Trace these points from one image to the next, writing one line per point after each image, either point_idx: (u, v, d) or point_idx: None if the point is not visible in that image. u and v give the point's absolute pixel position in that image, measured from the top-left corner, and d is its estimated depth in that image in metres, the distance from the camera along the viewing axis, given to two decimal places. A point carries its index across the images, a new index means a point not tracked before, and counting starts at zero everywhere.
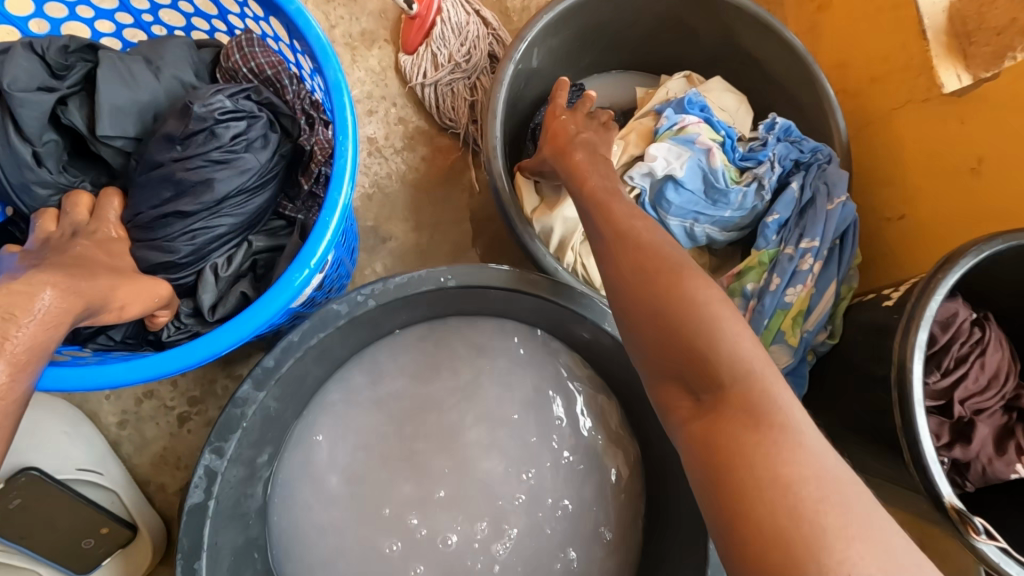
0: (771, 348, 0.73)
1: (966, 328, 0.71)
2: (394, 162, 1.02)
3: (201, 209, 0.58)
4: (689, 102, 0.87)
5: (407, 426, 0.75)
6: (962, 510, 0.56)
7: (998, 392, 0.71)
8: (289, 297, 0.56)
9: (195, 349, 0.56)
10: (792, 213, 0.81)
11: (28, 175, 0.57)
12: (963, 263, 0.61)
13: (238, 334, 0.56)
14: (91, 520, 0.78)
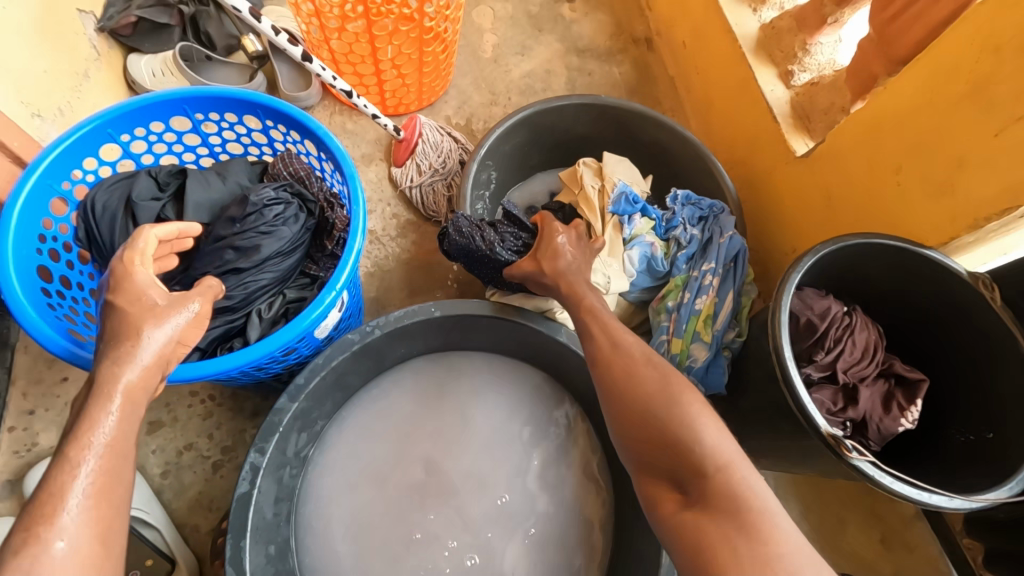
0: (691, 346, 0.94)
1: (838, 316, 0.92)
2: (390, 247, 1.28)
3: (252, 266, 0.78)
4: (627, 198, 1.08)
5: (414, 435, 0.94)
6: (836, 435, 0.73)
7: (872, 363, 0.90)
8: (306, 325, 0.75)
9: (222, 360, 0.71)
10: (697, 249, 1.04)
11: (135, 255, 0.78)
12: (804, 263, 0.86)
13: (265, 349, 0.73)
14: (137, 554, 0.91)
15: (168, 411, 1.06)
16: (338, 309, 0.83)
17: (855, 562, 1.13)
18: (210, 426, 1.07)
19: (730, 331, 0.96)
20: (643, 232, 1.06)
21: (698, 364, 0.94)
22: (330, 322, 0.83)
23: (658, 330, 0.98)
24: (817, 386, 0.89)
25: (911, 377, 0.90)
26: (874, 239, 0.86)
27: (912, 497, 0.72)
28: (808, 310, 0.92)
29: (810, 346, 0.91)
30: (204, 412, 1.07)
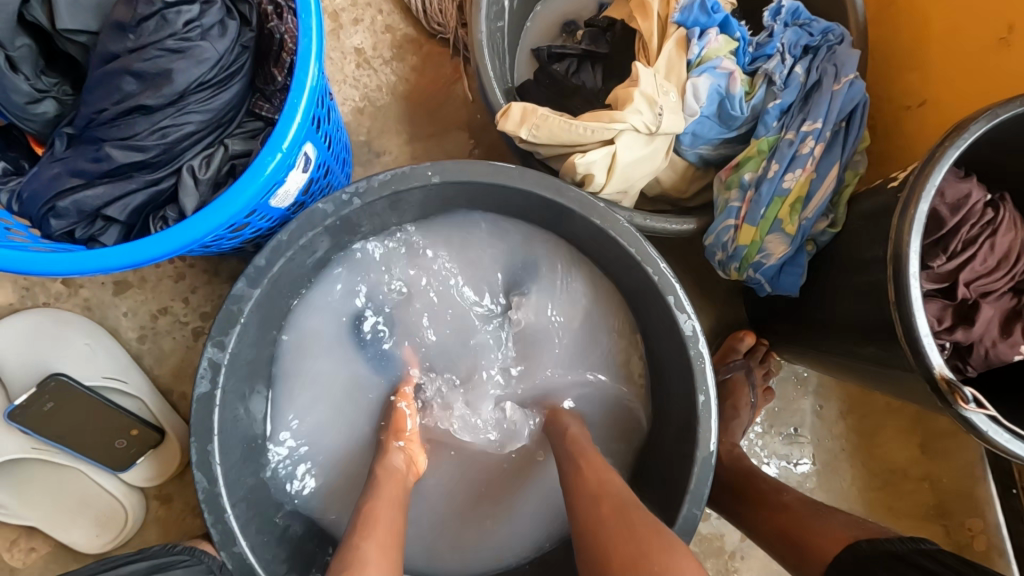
0: (767, 238, 0.72)
1: (978, 209, 0.68)
2: (383, 73, 0.99)
3: (166, 102, 0.54)
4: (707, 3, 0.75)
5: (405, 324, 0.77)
6: (951, 379, 0.56)
7: (1007, 273, 0.68)
8: (257, 191, 0.55)
9: (137, 247, 0.53)
10: (796, 98, 0.75)
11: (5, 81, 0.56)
12: (970, 132, 0.58)
13: (196, 232, 0.54)
14: (118, 425, 0.84)
15: (134, 270, 0.92)
16: (301, 170, 0.62)
17: (886, 465, 1.05)
18: (185, 289, 0.94)
19: (820, 220, 0.73)
20: (720, 54, 0.75)
21: (770, 261, 0.73)
22: (293, 187, 0.62)
23: (723, 213, 0.75)
24: (924, 299, 0.69)
25: None
26: None
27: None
28: (937, 199, 0.68)
29: (928, 248, 0.69)
30: (175, 274, 0.93)
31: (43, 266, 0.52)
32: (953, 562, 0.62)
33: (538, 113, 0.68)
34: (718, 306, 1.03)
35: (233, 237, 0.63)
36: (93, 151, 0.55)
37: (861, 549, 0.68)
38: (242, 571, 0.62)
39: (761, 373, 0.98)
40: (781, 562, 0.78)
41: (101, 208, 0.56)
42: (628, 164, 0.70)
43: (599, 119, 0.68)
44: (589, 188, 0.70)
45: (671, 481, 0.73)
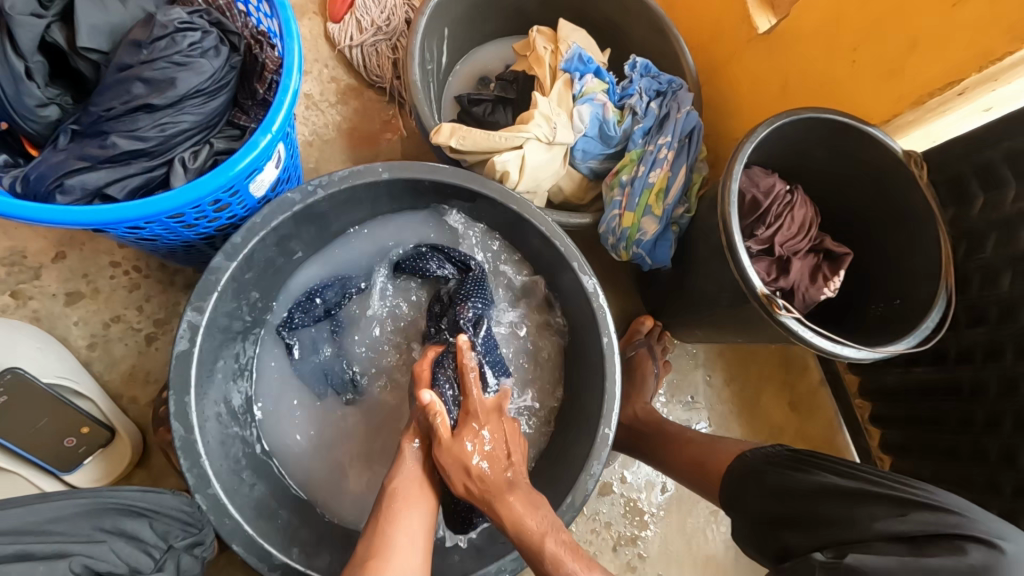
0: (642, 220, 0.95)
1: (781, 194, 0.96)
2: (329, 114, 1.17)
3: (168, 103, 0.68)
4: (583, 59, 1.03)
5: (366, 321, 0.93)
6: (769, 295, 0.79)
7: (806, 237, 0.95)
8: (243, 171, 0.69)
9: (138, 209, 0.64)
10: (654, 123, 1.02)
11: (21, 86, 0.67)
12: (758, 134, 0.86)
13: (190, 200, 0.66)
14: (69, 421, 0.86)
15: (88, 282, 0.98)
16: (275, 164, 0.76)
17: (765, 422, 1.27)
18: (139, 298, 1.00)
19: (679, 207, 0.97)
20: (596, 91, 1.02)
21: (647, 238, 0.96)
22: (267, 178, 0.76)
23: (611, 205, 0.98)
24: (755, 259, 0.94)
25: (838, 251, 0.96)
26: (826, 114, 0.87)
27: (828, 350, 0.80)
28: (754, 188, 0.95)
29: (753, 222, 0.95)
30: (130, 284, 0.99)
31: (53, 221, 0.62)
32: (807, 454, 0.80)
33: (464, 128, 0.89)
34: (620, 298, 1.25)
35: (210, 218, 0.75)
36: (99, 141, 0.67)
37: (749, 463, 0.84)
38: (216, 511, 0.68)
39: (659, 348, 1.18)
40: (700, 493, 0.92)
41: (103, 187, 0.67)
42: (535, 164, 0.92)
43: (511, 131, 0.90)
44: (506, 184, 0.91)
45: (590, 416, 0.88)
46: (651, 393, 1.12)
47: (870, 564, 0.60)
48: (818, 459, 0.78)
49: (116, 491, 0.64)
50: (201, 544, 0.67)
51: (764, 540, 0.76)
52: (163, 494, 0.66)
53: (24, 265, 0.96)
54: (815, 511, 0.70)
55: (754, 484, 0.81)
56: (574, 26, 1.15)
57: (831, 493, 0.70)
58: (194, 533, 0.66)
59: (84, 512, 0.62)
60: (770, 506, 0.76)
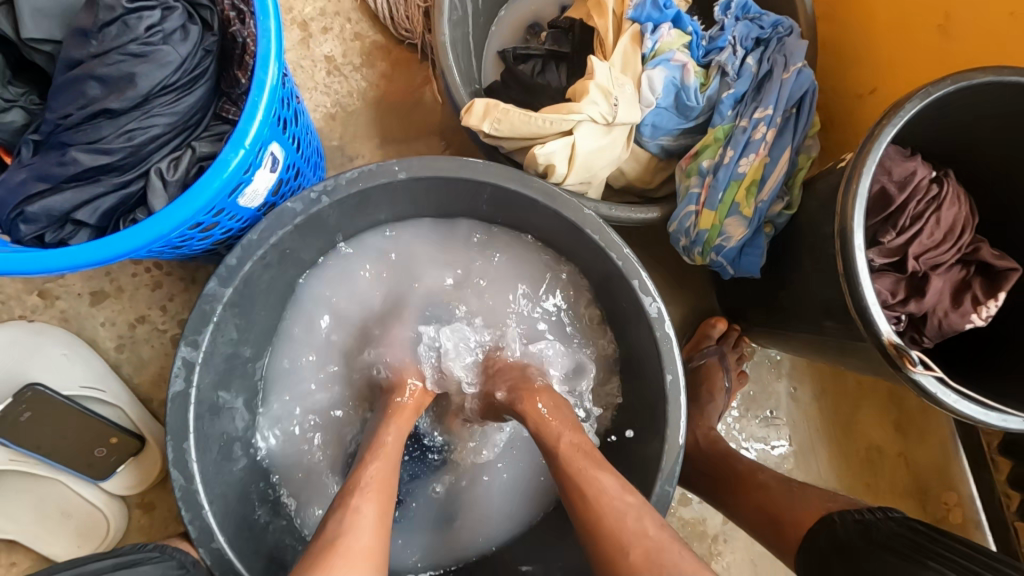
0: (726, 221, 0.75)
1: (923, 185, 0.71)
2: (354, 79, 1.01)
3: (131, 105, 0.56)
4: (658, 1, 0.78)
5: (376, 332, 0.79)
6: (899, 345, 0.58)
7: (954, 246, 0.71)
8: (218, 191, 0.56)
9: (103, 245, 0.54)
10: (750, 87, 0.78)
11: None
12: (907, 111, 0.61)
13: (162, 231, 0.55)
14: (97, 432, 0.84)
15: (110, 280, 0.93)
16: (268, 170, 0.63)
17: (862, 443, 1.07)
18: (162, 297, 0.94)
19: (777, 202, 0.75)
20: (674, 47, 0.78)
21: (731, 244, 0.76)
22: (260, 186, 0.64)
23: (684, 199, 0.77)
24: (877, 274, 0.72)
25: (1000, 265, 0.71)
26: (1009, 77, 0.61)
27: (977, 418, 0.59)
28: (884, 176, 0.72)
29: (878, 224, 0.72)
30: (151, 282, 0.93)
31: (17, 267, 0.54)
32: (921, 535, 0.65)
33: (500, 107, 0.71)
34: (689, 294, 1.05)
35: (199, 238, 0.64)
36: (59, 156, 0.56)
37: (837, 534, 0.69)
38: (220, 567, 0.62)
39: (734, 358, 1.00)
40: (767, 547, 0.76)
41: (71, 210, 0.57)
42: (588, 155, 0.72)
43: (557, 111, 0.71)
44: (552, 178, 0.72)
45: (643, 461, 0.74)
46: (721, 413, 0.96)
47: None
48: (937, 546, 0.63)
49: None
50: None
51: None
52: (129, 571, 0.63)
53: None
54: None
55: (841, 558, 0.66)
56: None
57: None
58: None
59: None
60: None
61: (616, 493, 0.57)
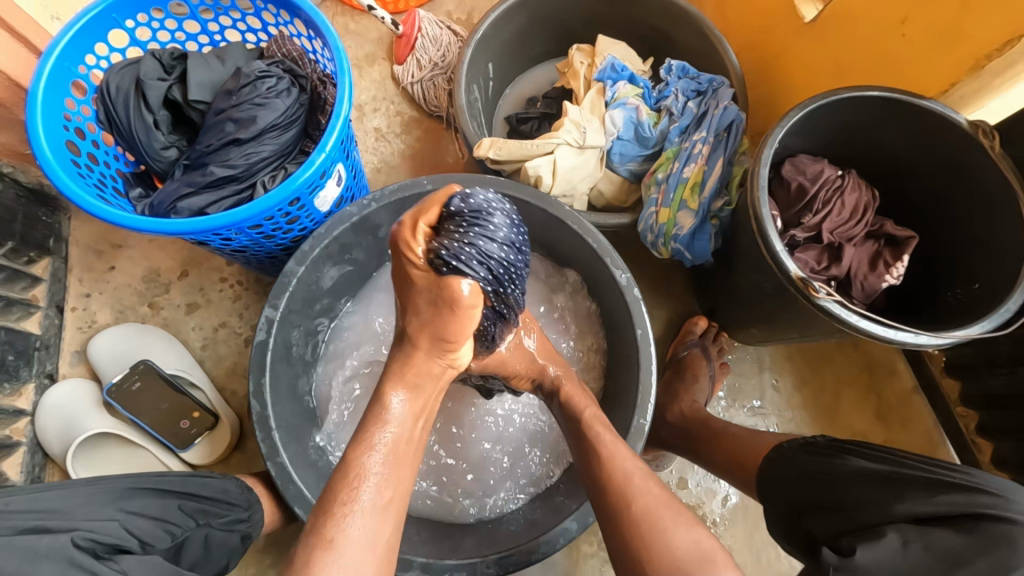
0: (678, 215, 0.96)
1: (830, 179, 0.92)
2: (395, 143, 1.32)
3: (251, 136, 0.84)
4: (616, 67, 1.07)
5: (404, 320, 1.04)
6: (804, 278, 0.76)
7: (861, 223, 0.90)
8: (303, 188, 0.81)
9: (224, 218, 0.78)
10: (691, 121, 1.03)
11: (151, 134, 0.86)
12: (790, 118, 0.84)
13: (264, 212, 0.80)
14: (184, 406, 1.04)
15: (203, 294, 1.18)
16: (335, 182, 0.90)
17: (846, 432, 1.17)
18: (241, 307, 1.18)
19: (718, 200, 0.96)
20: (629, 95, 1.05)
21: (684, 232, 0.96)
22: (329, 193, 0.89)
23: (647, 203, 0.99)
24: (803, 248, 0.90)
25: (901, 235, 0.89)
26: (867, 92, 0.84)
27: (879, 335, 0.74)
28: (800, 175, 0.92)
29: (799, 210, 0.92)
30: (234, 295, 1.18)
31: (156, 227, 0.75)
32: (846, 439, 0.72)
33: (502, 139, 0.96)
34: (672, 299, 1.24)
35: (284, 229, 0.89)
36: (201, 171, 0.84)
37: (782, 452, 0.77)
38: (282, 477, 0.79)
39: (715, 350, 1.15)
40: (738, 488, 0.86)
41: (204, 207, 0.83)
42: (567, 169, 0.97)
43: (542, 138, 0.97)
44: (540, 187, 0.97)
45: (625, 408, 0.89)
46: (705, 394, 1.09)
47: (877, 561, 0.55)
48: (857, 444, 0.70)
49: (156, 477, 0.79)
50: (242, 520, 0.83)
51: (793, 530, 0.72)
52: (200, 479, 0.82)
53: (159, 281, 1.18)
54: (845, 498, 0.64)
55: (784, 470, 0.75)
56: (613, 40, 1.20)
57: (869, 479, 0.64)
58: (232, 510, 0.82)
59: (119, 496, 0.75)
60: (802, 497, 0.70)
61: (625, 458, 0.70)
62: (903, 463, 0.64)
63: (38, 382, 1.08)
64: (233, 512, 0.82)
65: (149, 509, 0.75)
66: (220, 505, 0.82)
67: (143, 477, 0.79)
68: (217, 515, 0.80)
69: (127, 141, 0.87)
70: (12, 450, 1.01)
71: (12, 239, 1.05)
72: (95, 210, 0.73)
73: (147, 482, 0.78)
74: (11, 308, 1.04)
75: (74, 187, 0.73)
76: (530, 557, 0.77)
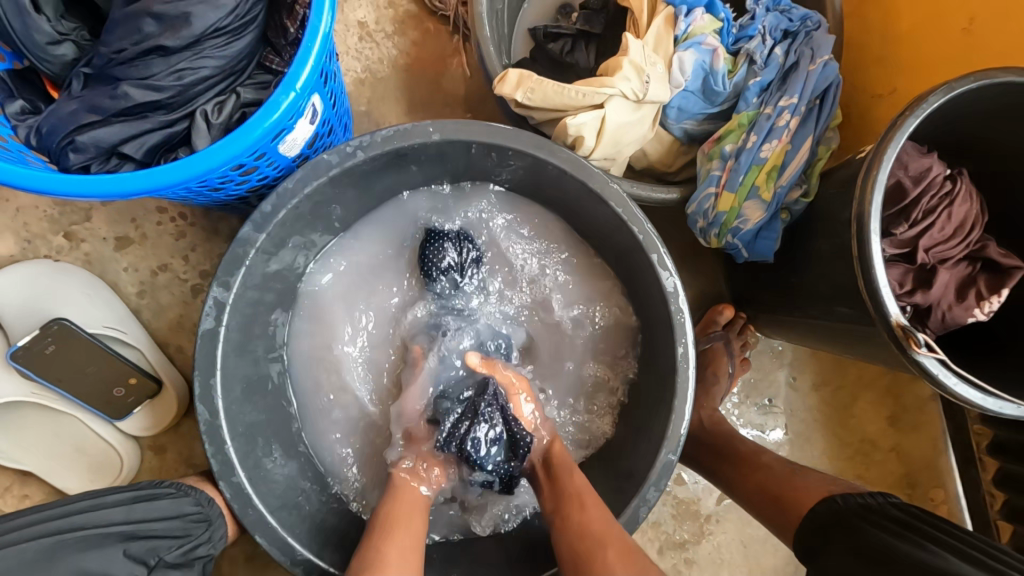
0: (744, 204, 0.77)
1: (938, 181, 0.74)
2: (385, 46, 1.02)
3: (183, 45, 0.57)
4: None
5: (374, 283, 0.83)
6: (906, 326, 0.61)
7: (963, 242, 0.74)
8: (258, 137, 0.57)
9: (144, 176, 0.55)
10: (776, 77, 0.80)
11: (28, 21, 0.58)
12: (928, 104, 0.63)
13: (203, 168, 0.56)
14: (117, 372, 0.86)
15: (135, 227, 0.94)
16: (308, 120, 0.65)
17: (856, 436, 1.10)
18: (185, 247, 0.95)
19: (795, 190, 0.78)
20: (705, 32, 0.80)
21: (747, 227, 0.78)
22: (300, 136, 0.65)
23: (705, 181, 0.80)
24: (886, 265, 0.74)
25: (1005, 263, 0.74)
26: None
27: (975, 403, 0.62)
28: (901, 170, 0.74)
29: (891, 216, 0.74)
30: (175, 232, 0.95)
31: (58, 187, 0.54)
32: (921, 517, 0.65)
33: (534, 78, 0.72)
34: (698, 279, 1.08)
35: (236, 181, 0.65)
36: (110, 89, 0.58)
37: (838, 508, 0.70)
38: (239, 500, 0.65)
39: (739, 344, 1.03)
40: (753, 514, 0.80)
41: (118, 144, 0.59)
42: (617, 129, 0.74)
43: (590, 84, 0.72)
44: (580, 151, 0.75)
45: (648, 429, 0.77)
46: (723, 396, 0.99)
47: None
48: (942, 532, 0.62)
49: (88, 513, 0.58)
50: (204, 542, 0.65)
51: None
52: (149, 503, 0.63)
53: (75, 206, 0.93)
54: None
55: (844, 537, 0.67)
56: None
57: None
58: (191, 536, 0.64)
59: (41, 552, 0.54)
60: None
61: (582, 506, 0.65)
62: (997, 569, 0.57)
63: None
64: (199, 537, 0.65)
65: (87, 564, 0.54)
66: (182, 531, 0.63)
67: (71, 515, 0.58)
68: (179, 545, 0.62)
69: None
70: None
71: None
72: None
73: (77, 524, 0.57)
74: None
75: None
76: None
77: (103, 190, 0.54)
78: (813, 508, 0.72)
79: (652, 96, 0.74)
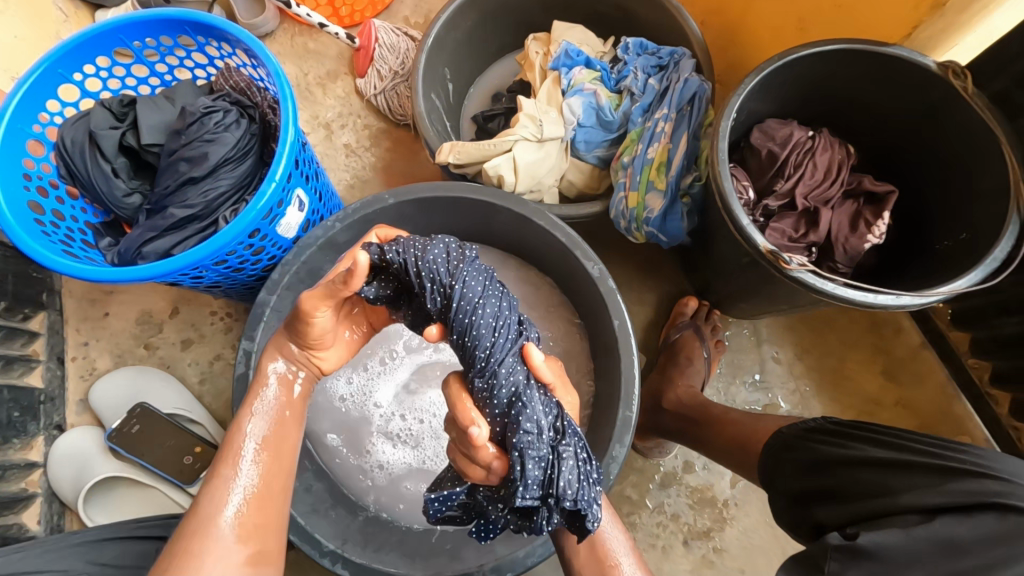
0: (647, 197, 0.94)
1: (800, 141, 0.88)
2: (366, 157, 1.31)
3: (206, 173, 0.84)
4: (570, 52, 1.06)
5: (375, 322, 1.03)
6: (774, 251, 0.73)
7: (836, 183, 0.87)
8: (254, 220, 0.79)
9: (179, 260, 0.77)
10: (654, 98, 1.00)
11: (111, 183, 0.87)
12: (747, 85, 0.80)
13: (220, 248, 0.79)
14: (186, 442, 1.06)
15: (196, 330, 1.20)
16: (298, 208, 0.90)
17: (854, 396, 1.13)
18: (233, 338, 1.20)
19: (688, 176, 0.93)
20: (585, 81, 1.04)
21: (655, 214, 0.94)
22: (293, 220, 0.90)
23: (615, 189, 0.97)
24: (779, 217, 0.87)
25: (880, 191, 0.86)
26: (827, 47, 0.79)
27: (859, 301, 0.72)
28: (769, 142, 0.88)
29: (771, 177, 0.88)
30: (225, 327, 1.20)
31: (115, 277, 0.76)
32: (851, 423, 0.73)
33: (460, 143, 0.95)
34: (661, 281, 1.21)
35: (250, 260, 0.89)
36: (162, 214, 0.84)
37: (783, 436, 0.78)
38: None
39: (708, 328, 1.12)
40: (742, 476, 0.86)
41: (170, 249, 0.84)
42: (528, 163, 0.97)
43: (500, 137, 0.97)
44: (504, 186, 0.96)
45: (611, 400, 0.87)
46: (702, 376, 1.06)
47: (889, 548, 0.57)
48: (866, 430, 0.71)
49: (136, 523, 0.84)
50: None
51: (800, 521, 0.71)
52: None
53: (152, 323, 1.20)
54: (854, 485, 0.65)
55: (789, 458, 0.75)
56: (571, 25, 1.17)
57: (882, 465, 0.65)
58: None
59: (100, 544, 0.81)
60: (806, 483, 0.71)
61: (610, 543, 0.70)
62: (914, 446, 0.65)
63: (48, 433, 1.11)
64: None
65: (121, 558, 0.80)
66: None
67: (124, 525, 0.84)
68: None
69: (89, 194, 0.89)
70: (30, 500, 1.05)
71: (6, 299, 1.06)
72: (60, 266, 0.74)
73: (128, 530, 0.83)
74: (12, 366, 1.06)
75: (38, 247, 0.74)
76: (527, 559, 0.77)
77: (155, 276, 0.77)
78: (767, 442, 0.79)
79: (548, 135, 0.99)
